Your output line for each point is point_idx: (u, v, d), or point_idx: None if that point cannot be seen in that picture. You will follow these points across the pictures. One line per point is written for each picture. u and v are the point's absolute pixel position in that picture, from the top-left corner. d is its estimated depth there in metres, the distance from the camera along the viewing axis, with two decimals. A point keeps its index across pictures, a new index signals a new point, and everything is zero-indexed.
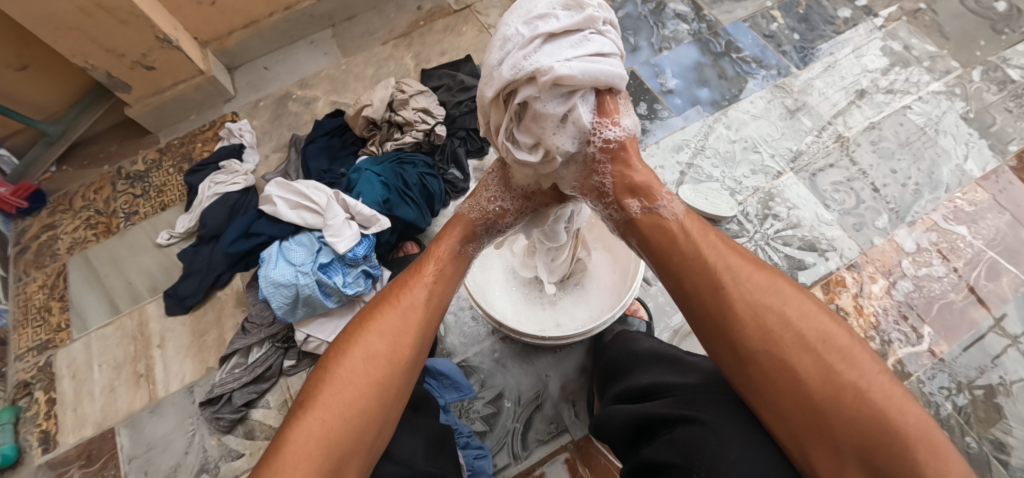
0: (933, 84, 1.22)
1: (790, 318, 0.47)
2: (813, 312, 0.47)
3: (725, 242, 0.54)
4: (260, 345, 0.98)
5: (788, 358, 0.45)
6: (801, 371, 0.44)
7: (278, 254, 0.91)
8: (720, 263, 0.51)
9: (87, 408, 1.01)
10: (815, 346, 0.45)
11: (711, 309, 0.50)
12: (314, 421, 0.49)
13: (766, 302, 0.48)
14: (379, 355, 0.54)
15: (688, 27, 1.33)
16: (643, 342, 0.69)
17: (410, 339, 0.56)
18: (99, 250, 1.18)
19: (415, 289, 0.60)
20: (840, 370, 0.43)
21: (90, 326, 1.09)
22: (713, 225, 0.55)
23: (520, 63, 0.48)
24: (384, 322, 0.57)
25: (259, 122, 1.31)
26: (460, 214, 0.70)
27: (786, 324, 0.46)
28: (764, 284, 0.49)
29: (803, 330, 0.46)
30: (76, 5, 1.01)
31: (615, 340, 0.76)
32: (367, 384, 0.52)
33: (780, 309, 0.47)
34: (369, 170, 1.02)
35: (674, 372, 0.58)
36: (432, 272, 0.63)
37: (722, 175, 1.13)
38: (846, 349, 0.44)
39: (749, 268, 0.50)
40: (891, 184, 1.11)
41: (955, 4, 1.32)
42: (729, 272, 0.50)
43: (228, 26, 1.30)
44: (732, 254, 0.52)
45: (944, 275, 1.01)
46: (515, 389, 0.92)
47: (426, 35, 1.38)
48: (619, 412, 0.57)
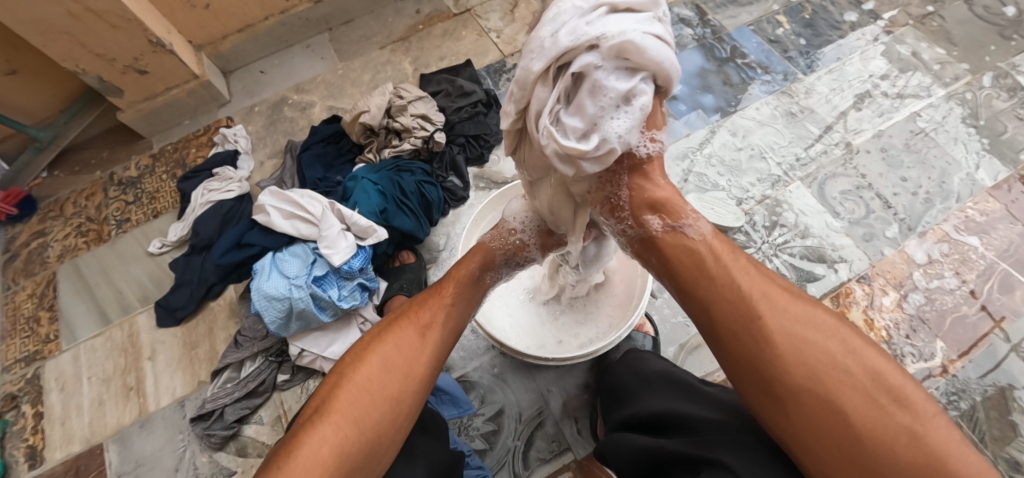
0: (942, 90, 1.20)
1: (837, 354, 0.44)
2: (862, 347, 0.45)
3: (758, 269, 0.52)
4: (254, 358, 0.96)
5: (835, 397, 0.42)
6: (848, 413, 0.41)
7: (272, 266, 0.88)
8: (755, 291, 0.49)
9: (74, 423, 0.98)
10: (866, 385, 0.42)
11: (746, 340, 0.48)
12: (329, 427, 0.47)
13: (809, 336, 0.45)
14: (396, 368, 0.52)
15: (691, 32, 1.31)
16: (654, 362, 0.67)
17: (426, 359, 0.55)
18: (89, 258, 1.15)
19: (433, 309, 0.60)
20: (895, 414, 0.40)
21: (79, 337, 1.06)
22: (743, 250, 0.54)
23: (579, 30, 0.47)
24: (401, 335, 0.55)
25: (254, 127, 1.28)
26: (480, 242, 0.71)
27: (831, 361, 0.44)
28: (805, 316, 0.47)
29: (851, 367, 0.43)
30: (65, 9, 0.99)
31: (623, 361, 0.73)
32: (383, 396, 0.50)
33: (824, 342, 0.45)
34: (366, 178, 0.99)
35: (692, 402, 0.56)
36: (451, 295, 0.62)
37: (727, 184, 1.11)
38: (900, 389, 0.42)
39: (788, 299, 0.48)
40: (901, 193, 1.08)
41: (963, 9, 1.30)
42: (766, 301, 0.48)
43: (223, 30, 1.27)
44: (768, 283, 0.50)
45: (956, 287, 0.98)
46: (515, 405, 0.89)
47: (425, 39, 1.36)
48: (635, 439, 0.55)
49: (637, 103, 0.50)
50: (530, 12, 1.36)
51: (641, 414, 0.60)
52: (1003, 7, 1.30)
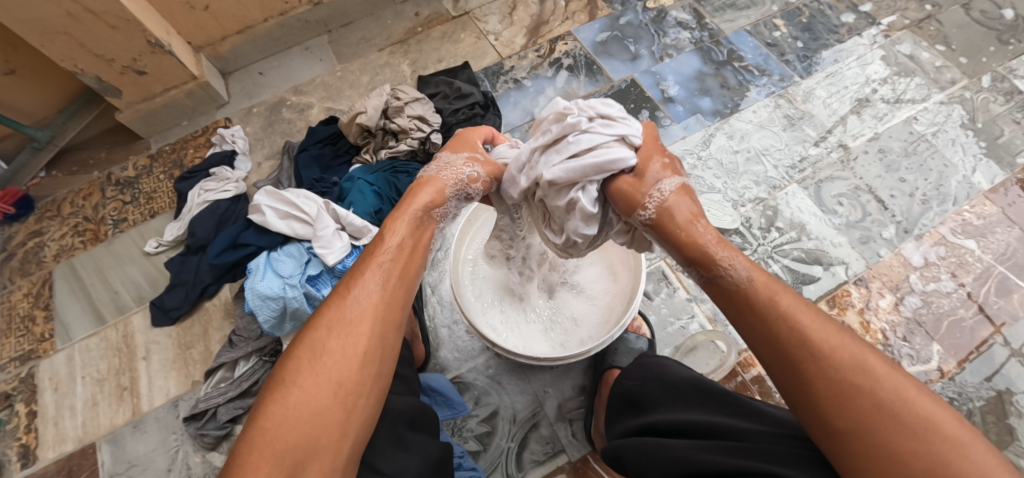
0: (939, 94, 1.20)
1: (887, 400, 0.39)
2: (914, 393, 0.39)
3: (803, 307, 0.44)
4: (247, 359, 0.95)
5: (884, 445, 0.38)
6: (901, 458, 0.37)
7: (266, 266, 0.88)
8: (797, 333, 0.42)
9: (68, 423, 0.98)
10: (919, 434, 0.38)
11: (790, 380, 0.42)
12: (259, 431, 0.41)
13: (861, 381, 0.40)
14: (329, 353, 0.45)
15: (689, 35, 1.31)
16: (680, 371, 0.66)
17: (366, 329, 0.47)
18: (86, 258, 1.15)
19: (367, 274, 0.50)
20: (952, 468, 0.36)
21: (74, 337, 1.06)
22: (788, 286, 0.45)
23: (526, 172, 0.57)
24: (334, 313, 0.47)
25: (251, 128, 1.28)
26: (426, 177, 0.59)
27: (882, 410, 0.39)
28: (857, 359, 0.41)
29: (904, 417, 0.38)
30: (65, 9, 0.99)
31: (639, 366, 0.72)
32: (318, 385, 0.43)
33: (875, 387, 0.40)
34: (362, 179, 0.99)
35: (732, 414, 0.55)
36: (389, 250, 0.52)
37: (724, 186, 1.10)
38: (956, 442, 0.37)
39: (834, 339, 0.42)
40: (898, 196, 1.08)
41: (959, 14, 1.30)
42: (806, 347, 0.42)
43: (222, 32, 1.28)
44: (816, 320, 0.43)
45: (953, 290, 0.98)
46: (510, 408, 0.89)
47: (423, 42, 1.36)
48: (673, 448, 0.53)
49: (578, 211, 0.53)
50: (528, 15, 1.36)
51: (672, 421, 0.58)
52: (1000, 12, 1.30)
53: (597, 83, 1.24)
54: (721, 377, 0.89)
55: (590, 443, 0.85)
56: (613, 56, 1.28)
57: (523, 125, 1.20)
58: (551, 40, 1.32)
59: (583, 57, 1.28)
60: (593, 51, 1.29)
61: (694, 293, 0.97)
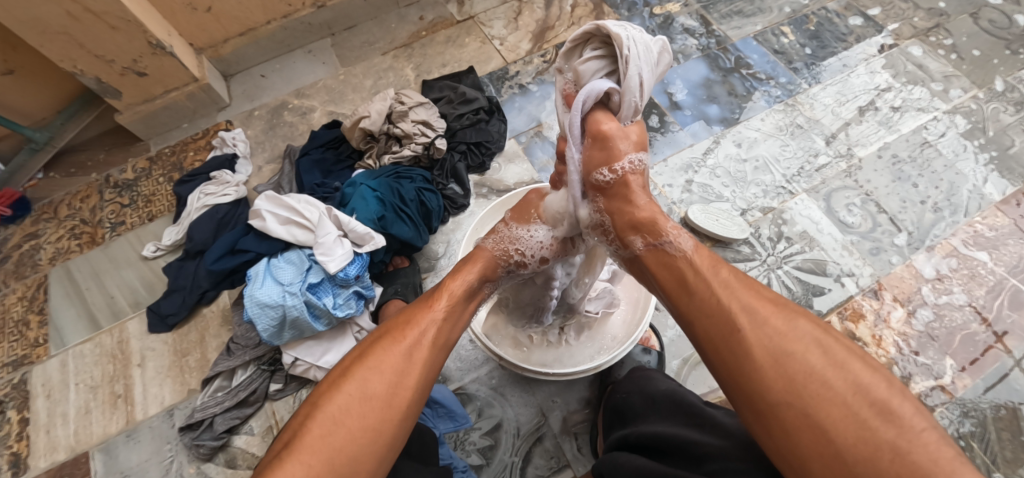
0: (946, 104, 1.19)
1: (816, 366, 0.41)
2: (845, 357, 0.42)
3: (739, 279, 0.49)
4: (245, 367, 0.93)
5: (812, 411, 0.40)
6: (830, 425, 0.39)
7: (266, 273, 0.84)
8: (735, 304, 0.47)
9: (60, 431, 0.96)
10: (850, 396, 0.40)
11: (728, 351, 0.45)
12: (298, 466, 0.42)
13: (794, 347, 0.43)
14: (376, 398, 0.47)
15: (696, 42, 1.29)
16: (660, 383, 0.65)
17: (412, 382, 0.49)
18: (81, 261, 1.14)
19: (422, 327, 0.54)
20: (876, 428, 0.38)
21: (69, 342, 1.04)
22: (726, 262, 0.51)
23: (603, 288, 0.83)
24: (384, 358, 0.50)
25: (253, 131, 1.26)
26: (478, 249, 0.65)
27: (810, 373, 0.41)
28: (789, 328, 0.44)
29: (832, 381, 0.41)
30: (64, 9, 0.98)
31: (630, 379, 0.70)
32: (360, 429, 0.45)
33: (806, 354, 0.42)
34: (364, 184, 0.96)
35: (694, 427, 0.54)
36: (443, 310, 0.56)
37: (733, 195, 1.07)
38: (884, 404, 0.39)
39: (768, 312, 0.46)
40: (909, 206, 1.06)
41: (968, 23, 1.29)
42: (744, 314, 0.46)
43: (225, 33, 1.27)
44: (748, 293, 0.48)
45: (965, 304, 0.96)
46: (513, 420, 0.87)
47: (428, 46, 1.35)
48: (632, 462, 0.53)
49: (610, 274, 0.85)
50: (534, 20, 1.35)
51: (642, 434, 0.57)
52: (1009, 21, 1.29)
53: None
54: None
55: (595, 457, 0.82)
56: None
57: (529, 130, 1.17)
58: (557, 45, 1.30)
59: None
60: None
61: None
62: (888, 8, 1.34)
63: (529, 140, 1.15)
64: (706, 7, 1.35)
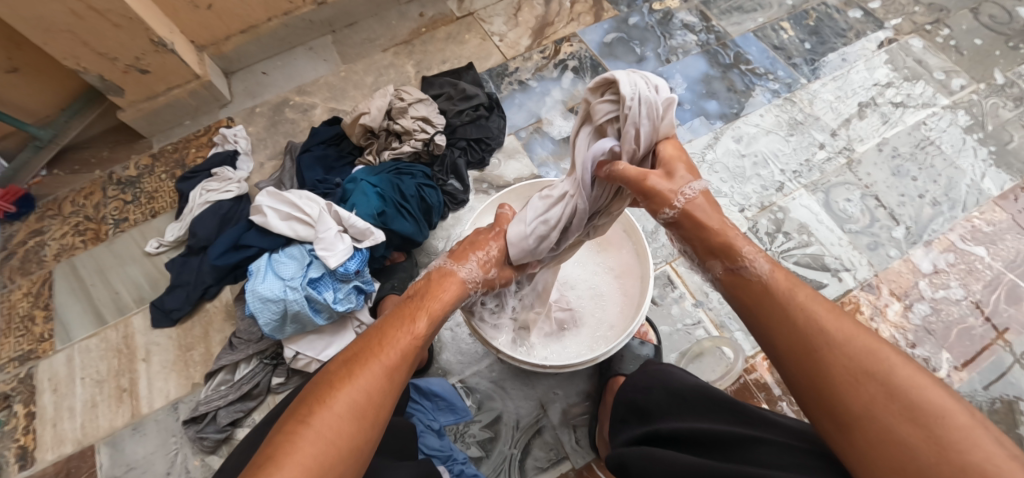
0: (945, 100, 1.19)
1: (896, 384, 0.39)
2: (925, 381, 0.39)
3: (817, 300, 0.48)
4: (248, 361, 0.94)
5: (891, 427, 0.38)
6: (912, 444, 0.36)
7: (267, 268, 0.85)
8: (811, 323, 0.46)
9: (68, 424, 0.97)
10: (936, 414, 0.37)
11: (808, 366, 0.45)
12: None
13: (877, 362, 0.41)
14: (362, 411, 0.48)
15: (695, 38, 1.29)
16: (685, 378, 0.63)
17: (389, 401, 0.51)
18: (86, 258, 1.15)
19: (403, 344, 0.55)
20: (963, 452, 0.35)
21: (75, 337, 1.06)
22: (806, 284, 0.50)
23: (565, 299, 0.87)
24: (370, 376, 0.51)
25: (254, 128, 1.27)
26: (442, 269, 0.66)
27: (889, 393, 0.39)
28: (869, 348, 0.42)
29: (915, 400, 0.38)
30: (68, 7, 0.98)
31: (644, 373, 0.69)
32: (349, 447, 0.45)
33: (889, 369, 0.40)
34: (365, 181, 0.96)
35: (729, 420, 0.53)
36: (422, 328, 0.58)
37: (731, 190, 1.07)
38: (971, 429, 0.36)
39: (851, 327, 0.44)
40: (907, 202, 1.06)
41: (967, 19, 1.29)
42: (822, 334, 0.45)
43: (227, 31, 1.27)
44: (825, 312, 0.47)
45: (962, 298, 0.96)
46: (513, 413, 0.88)
47: (429, 43, 1.35)
48: (663, 455, 0.52)
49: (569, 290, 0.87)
50: (534, 17, 1.36)
51: (670, 430, 0.56)
52: (1009, 16, 1.29)
53: None
54: (727, 384, 0.87)
55: (594, 450, 0.83)
56: (619, 58, 1.27)
57: (528, 126, 1.17)
58: (557, 41, 1.31)
59: (589, 59, 1.27)
60: (599, 52, 1.28)
61: (700, 299, 0.95)
62: (887, 4, 1.34)
63: (528, 136, 1.16)
64: (705, 3, 1.35)
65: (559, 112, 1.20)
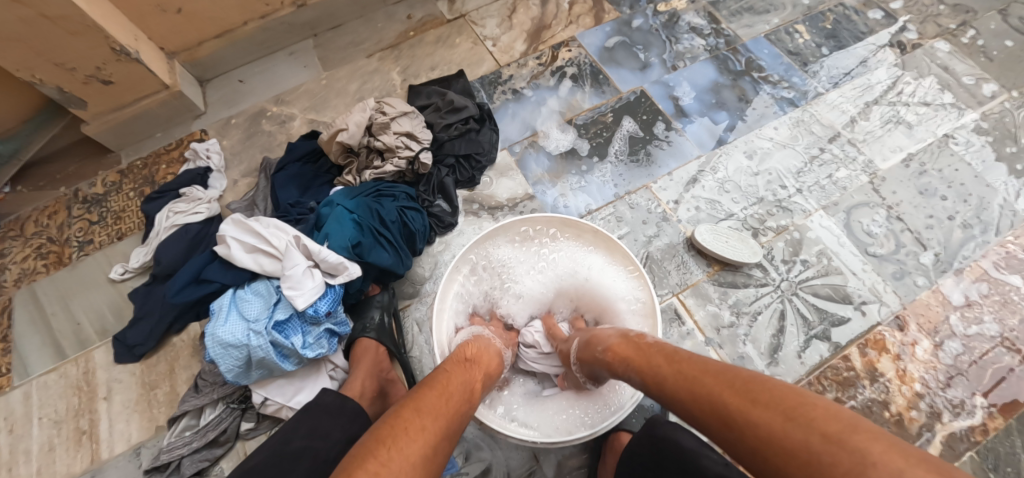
0: (975, 110, 1.09)
1: (753, 449, 0.43)
2: (765, 427, 0.42)
3: (669, 380, 0.53)
4: (213, 406, 0.85)
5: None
6: None
7: (231, 306, 0.77)
8: (682, 415, 0.50)
9: (22, 470, 0.90)
10: (789, 456, 0.40)
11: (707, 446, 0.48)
12: None
13: (732, 419, 0.45)
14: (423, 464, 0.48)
15: (703, 42, 1.19)
16: (704, 459, 0.54)
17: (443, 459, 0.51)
18: (47, 284, 1.07)
19: (460, 401, 0.56)
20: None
21: (32, 373, 0.98)
22: (656, 364, 0.55)
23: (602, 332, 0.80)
24: (432, 426, 0.51)
25: (229, 141, 1.18)
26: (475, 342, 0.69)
27: (754, 458, 0.42)
28: (715, 417, 0.46)
29: (770, 457, 0.41)
30: (15, 15, 0.89)
31: (650, 439, 0.61)
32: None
33: (740, 422, 0.44)
34: (341, 205, 0.87)
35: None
36: (474, 395, 0.59)
37: (744, 212, 0.97)
38: (813, 460, 0.39)
39: (698, 400, 0.48)
40: (935, 225, 0.97)
41: (997, 21, 1.19)
42: (692, 424, 0.49)
43: (199, 36, 1.18)
44: (679, 395, 0.51)
45: (997, 334, 0.88)
46: (503, 464, 0.80)
47: (416, 47, 1.26)
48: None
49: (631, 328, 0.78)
50: (529, 19, 1.26)
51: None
52: None
53: (604, 94, 1.13)
54: None
55: None
56: (621, 64, 1.17)
57: (523, 140, 1.08)
58: (554, 46, 1.21)
59: (589, 65, 1.18)
60: (599, 58, 1.19)
61: (709, 336, 0.87)
62: (910, 4, 1.24)
63: (523, 151, 1.07)
64: (714, 4, 1.25)
65: (556, 123, 1.10)
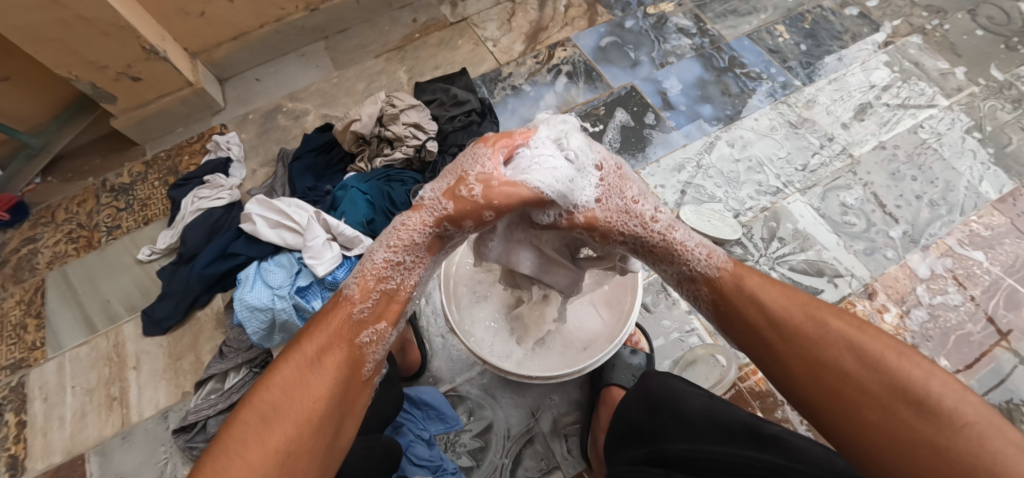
0: (945, 101, 1.17)
1: (860, 363, 0.41)
2: (880, 354, 0.41)
3: (771, 284, 0.49)
4: (238, 370, 0.93)
5: (876, 393, 0.40)
6: (901, 406, 0.38)
7: (256, 276, 0.85)
8: (766, 309, 0.47)
9: (56, 434, 0.97)
10: (893, 386, 0.39)
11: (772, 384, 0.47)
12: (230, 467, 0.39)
13: (839, 348, 0.42)
14: (279, 415, 0.42)
15: (689, 42, 1.28)
16: (692, 400, 0.59)
17: (324, 391, 0.45)
18: (77, 266, 1.14)
19: (309, 346, 0.47)
20: (944, 398, 0.37)
21: (65, 346, 1.05)
22: (756, 270, 0.51)
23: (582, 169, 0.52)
24: (289, 372, 0.45)
25: (247, 135, 1.26)
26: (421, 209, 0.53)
27: (883, 362, 0.40)
28: (823, 326, 0.44)
29: (892, 373, 0.40)
30: (55, 16, 0.98)
31: (647, 394, 0.65)
32: (261, 457, 0.40)
33: (845, 345, 0.42)
34: (355, 188, 0.96)
35: (737, 444, 0.50)
36: (321, 347, 0.47)
37: (726, 195, 1.06)
38: (927, 397, 0.38)
39: (802, 308, 0.45)
40: (905, 205, 1.05)
41: (966, 21, 1.28)
42: (776, 319, 0.46)
43: (218, 38, 1.27)
44: (787, 297, 0.47)
45: (961, 304, 0.95)
46: (504, 422, 0.87)
47: (420, 48, 1.35)
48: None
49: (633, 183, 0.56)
50: (527, 21, 1.35)
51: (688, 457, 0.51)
52: (1007, 18, 1.27)
53: (596, 90, 1.21)
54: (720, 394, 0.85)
55: (585, 460, 0.83)
56: (614, 63, 1.26)
57: None
58: (550, 46, 1.30)
59: (583, 64, 1.26)
60: (592, 57, 1.27)
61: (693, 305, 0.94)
62: (884, 6, 1.33)
63: None
64: (700, 6, 1.34)
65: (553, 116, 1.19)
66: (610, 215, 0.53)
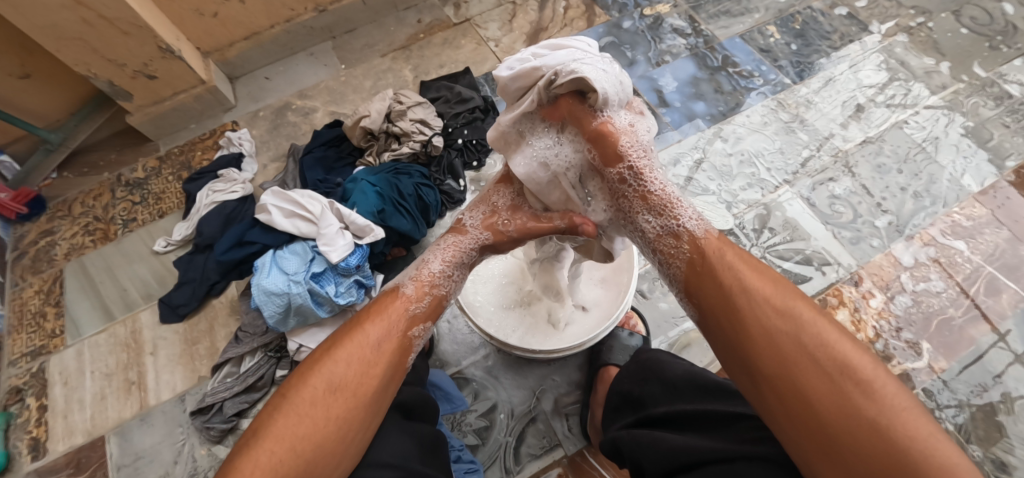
0: (929, 98, 1.22)
1: (813, 345, 0.45)
2: (836, 338, 0.45)
3: (744, 262, 0.53)
4: (252, 354, 0.97)
5: (824, 372, 0.43)
6: (846, 385, 0.42)
7: (272, 263, 0.89)
8: (737, 285, 0.51)
9: (77, 416, 1.01)
10: (843, 367, 0.43)
11: (726, 351, 0.50)
12: (268, 449, 0.45)
13: (799, 329, 0.46)
14: (342, 388, 0.49)
15: (684, 41, 1.33)
16: (675, 366, 0.66)
17: (379, 370, 0.51)
18: (95, 257, 1.18)
19: (371, 331, 0.54)
20: (883, 384, 0.42)
21: (84, 333, 1.09)
22: (732, 245, 0.55)
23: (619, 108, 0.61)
24: (353, 351, 0.52)
25: (258, 131, 1.31)
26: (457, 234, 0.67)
27: (833, 347, 0.44)
28: (786, 309, 0.48)
29: (842, 356, 0.44)
30: (79, 16, 1.02)
31: (637, 363, 0.71)
32: (324, 418, 0.47)
33: (808, 326, 0.46)
34: (365, 180, 1.01)
35: (715, 401, 0.57)
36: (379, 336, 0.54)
37: (718, 188, 1.11)
38: (873, 380, 0.42)
39: (771, 290, 0.49)
40: (891, 197, 1.10)
41: (950, 21, 1.32)
42: (747, 295, 0.49)
43: (230, 37, 1.32)
44: (756, 277, 0.51)
45: (943, 290, 1.00)
46: (508, 402, 0.91)
47: (425, 48, 1.40)
48: (665, 441, 0.55)
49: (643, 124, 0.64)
50: (528, 22, 1.40)
51: (672, 415, 0.58)
52: (990, 18, 1.32)
53: None
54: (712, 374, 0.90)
55: (585, 437, 0.87)
56: None
57: None
58: None
59: None
60: None
61: None
62: (872, 7, 1.38)
63: None
64: (695, 7, 1.39)
65: None
66: (631, 146, 0.59)
